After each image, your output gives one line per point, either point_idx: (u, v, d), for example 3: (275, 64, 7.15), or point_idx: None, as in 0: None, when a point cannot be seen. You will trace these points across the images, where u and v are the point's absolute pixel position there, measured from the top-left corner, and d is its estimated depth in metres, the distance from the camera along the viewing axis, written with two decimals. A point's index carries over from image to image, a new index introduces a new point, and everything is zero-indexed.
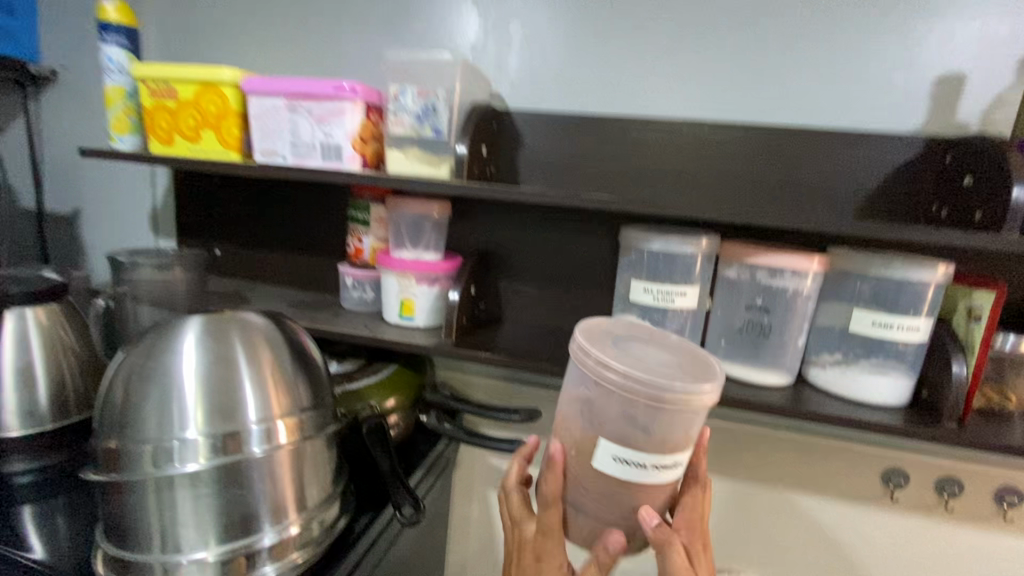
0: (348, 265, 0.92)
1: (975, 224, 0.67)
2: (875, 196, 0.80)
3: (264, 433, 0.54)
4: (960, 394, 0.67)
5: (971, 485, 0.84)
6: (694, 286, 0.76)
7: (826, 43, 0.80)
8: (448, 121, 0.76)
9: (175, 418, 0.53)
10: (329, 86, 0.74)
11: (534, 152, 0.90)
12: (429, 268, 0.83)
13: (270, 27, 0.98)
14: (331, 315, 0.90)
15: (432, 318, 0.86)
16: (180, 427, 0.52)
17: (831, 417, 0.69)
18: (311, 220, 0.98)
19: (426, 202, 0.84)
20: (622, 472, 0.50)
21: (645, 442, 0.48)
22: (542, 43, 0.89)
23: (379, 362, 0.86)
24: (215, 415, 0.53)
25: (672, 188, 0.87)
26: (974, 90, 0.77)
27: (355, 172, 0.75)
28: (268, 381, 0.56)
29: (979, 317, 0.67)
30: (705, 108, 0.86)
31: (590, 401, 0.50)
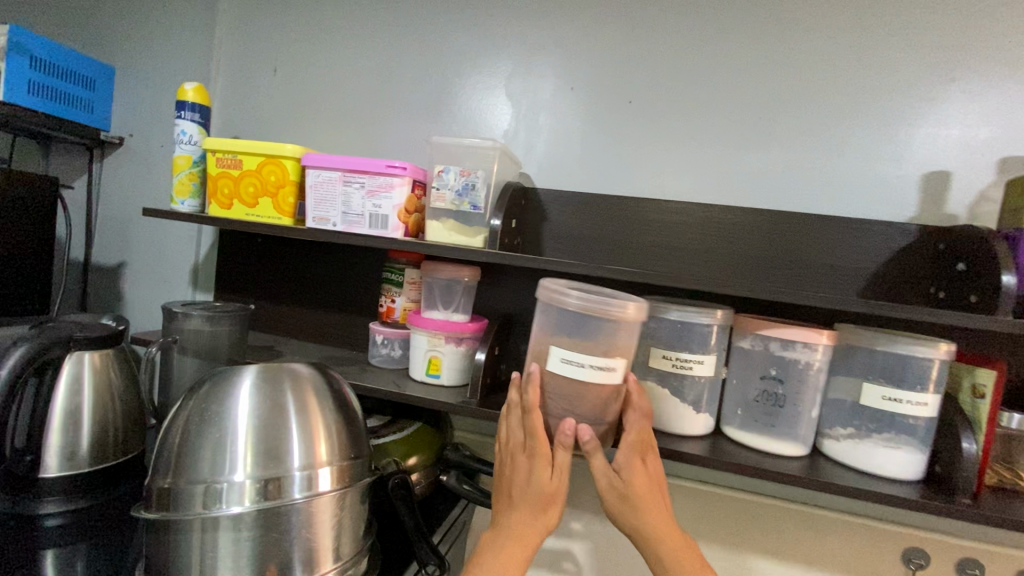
0: (379, 324, 0.97)
1: (971, 306, 0.73)
2: (876, 277, 0.86)
3: (306, 479, 0.57)
4: (972, 470, 0.69)
5: (993, 569, 0.83)
6: (710, 356, 0.80)
7: (822, 141, 0.90)
8: (485, 197, 0.84)
9: (227, 460, 0.56)
10: (381, 163, 0.83)
11: (557, 225, 0.98)
12: (458, 329, 0.88)
13: (324, 110, 1.11)
14: (360, 371, 0.94)
15: (458, 377, 0.90)
16: (230, 470, 0.55)
17: (848, 489, 0.71)
18: (346, 280, 1.04)
19: (457, 268, 0.90)
20: (576, 374, 0.67)
21: (593, 348, 0.67)
22: (568, 132, 1.00)
23: (403, 420, 0.89)
24: (263, 459, 0.56)
25: (686, 263, 0.94)
26: (959, 186, 0.85)
27: (398, 238, 0.83)
28: (314, 429, 0.59)
29: (983, 395, 0.71)
30: (715, 193, 0.94)
31: (558, 322, 0.69)
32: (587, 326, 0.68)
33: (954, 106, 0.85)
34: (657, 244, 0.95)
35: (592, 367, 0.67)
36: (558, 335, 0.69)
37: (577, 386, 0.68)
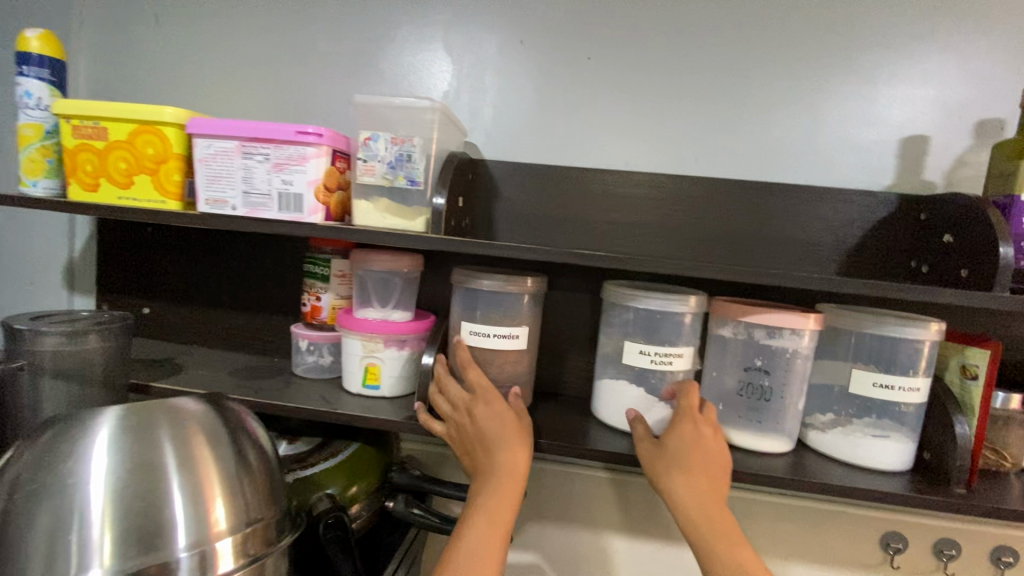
0: (303, 326, 0.81)
1: (961, 281, 0.67)
2: (856, 251, 0.80)
3: (197, 558, 0.43)
4: (966, 457, 0.65)
5: (968, 546, 0.82)
6: (686, 348, 0.69)
7: (798, 103, 0.82)
8: (425, 171, 0.69)
9: (73, 555, 0.41)
10: (289, 129, 0.67)
11: (511, 202, 0.86)
12: (399, 330, 0.74)
13: (221, 66, 0.90)
14: (282, 384, 0.78)
15: (400, 386, 0.76)
16: (79, 567, 0.41)
17: (842, 487, 0.64)
18: (261, 274, 0.87)
19: (394, 257, 0.76)
20: (481, 343, 0.73)
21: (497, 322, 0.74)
22: (519, 92, 0.86)
23: (338, 440, 0.75)
24: (130, 545, 0.41)
25: (656, 242, 0.84)
26: (937, 151, 0.80)
27: (318, 224, 0.67)
28: (206, 490, 0.45)
29: (975, 375, 0.66)
30: (685, 162, 0.84)
31: (465, 303, 0.76)
32: (494, 301, 0.75)
33: (932, 64, 0.79)
34: (624, 222, 0.84)
35: (497, 337, 0.73)
36: (468, 312, 0.75)
37: (489, 354, 0.74)
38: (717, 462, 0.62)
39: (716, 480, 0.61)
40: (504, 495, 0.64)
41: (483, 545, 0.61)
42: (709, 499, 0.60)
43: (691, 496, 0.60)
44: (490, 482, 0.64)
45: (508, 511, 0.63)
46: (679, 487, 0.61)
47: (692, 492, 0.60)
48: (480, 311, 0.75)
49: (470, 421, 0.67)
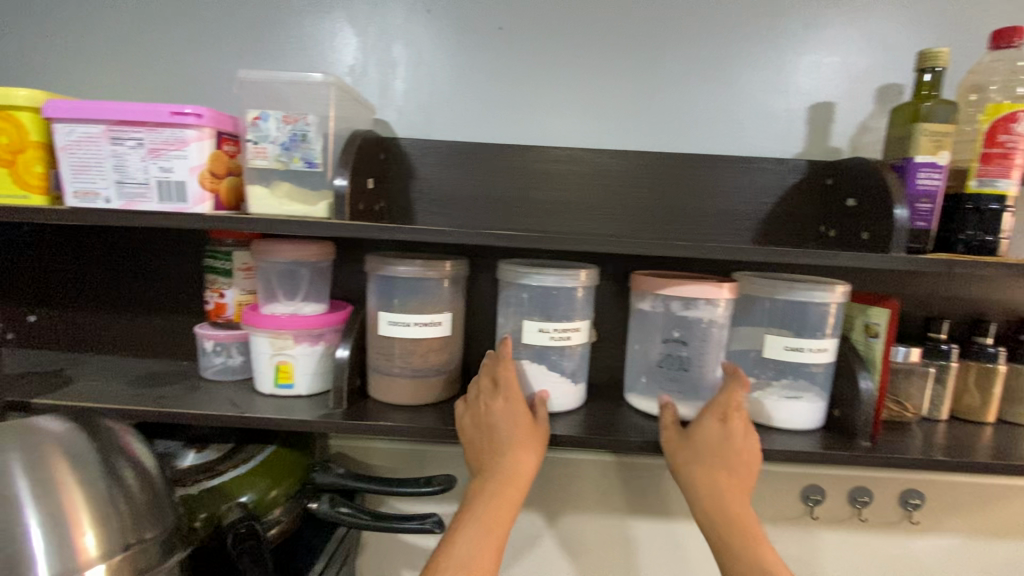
0: (207, 326, 0.76)
1: (863, 243, 0.70)
2: (770, 219, 0.81)
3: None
4: (869, 410, 0.68)
5: (880, 493, 0.87)
6: (583, 322, 0.71)
7: (712, 72, 0.82)
8: (323, 152, 0.65)
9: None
10: (163, 110, 0.60)
11: (428, 183, 0.82)
12: (310, 324, 0.70)
13: (92, 41, 0.81)
14: (187, 389, 0.72)
15: (317, 382, 0.73)
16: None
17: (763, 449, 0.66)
18: (159, 272, 0.80)
19: (300, 247, 0.71)
20: (399, 332, 0.69)
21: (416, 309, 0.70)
22: (430, 66, 0.82)
23: (251, 445, 0.70)
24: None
25: (578, 218, 0.83)
26: (842, 117, 0.82)
27: (205, 214, 0.61)
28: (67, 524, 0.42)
29: (876, 333, 0.69)
30: (603, 136, 0.83)
31: (382, 290, 0.71)
32: (414, 288, 0.71)
33: (836, 31, 0.80)
34: (545, 200, 0.82)
35: (419, 326, 0.69)
36: (386, 300, 0.71)
37: (408, 345, 0.70)
38: (744, 458, 0.63)
39: (740, 475, 0.63)
40: (503, 499, 0.62)
41: (481, 545, 0.60)
42: (727, 491, 0.62)
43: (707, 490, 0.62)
44: (494, 481, 0.63)
45: (508, 516, 0.62)
46: (697, 483, 0.63)
47: (709, 488, 0.62)
48: (398, 299, 0.71)
49: (483, 419, 0.65)
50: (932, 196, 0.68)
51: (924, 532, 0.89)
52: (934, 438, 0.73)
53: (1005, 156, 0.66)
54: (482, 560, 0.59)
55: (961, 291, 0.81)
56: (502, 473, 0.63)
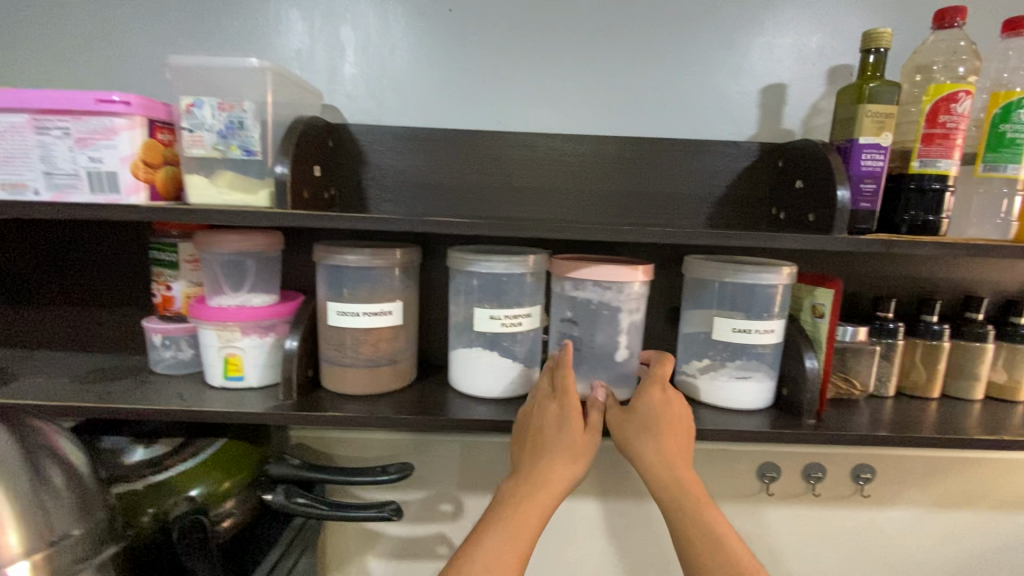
0: (155, 320, 0.74)
1: (809, 224, 0.70)
2: (723, 202, 0.82)
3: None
4: (815, 388, 0.69)
5: (833, 468, 0.90)
6: (533, 307, 0.71)
7: (665, 54, 0.81)
8: (262, 139, 0.63)
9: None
10: (89, 98, 0.58)
11: (380, 170, 0.80)
12: (259, 315, 0.69)
13: (23, 24, 0.77)
14: (135, 384, 0.71)
15: (269, 374, 0.72)
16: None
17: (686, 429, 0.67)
18: (104, 265, 0.78)
19: (245, 237, 0.69)
20: (348, 322, 0.68)
21: (366, 299, 0.69)
22: (380, 50, 0.80)
23: (201, 439, 0.70)
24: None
25: (534, 204, 0.82)
26: (795, 99, 0.82)
27: (140, 205, 0.59)
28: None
29: (822, 314, 0.70)
30: (557, 120, 0.83)
31: (331, 280, 0.70)
32: (363, 277, 0.70)
33: (788, 12, 0.80)
34: (500, 186, 0.82)
35: (368, 315, 0.68)
36: (336, 290, 0.70)
37: (359, 335, 0.70)
38: (683, 425, 0.66)
39: (680, 439, 0.65)
40: (533, 507, 0.61)
41: (506, 544, 0.58)
42: (674, 454, 0.64)
43: (657, 454, 0.64)
44: (528, 480, 0.62)
45: (535, 518, 0.60)
46: (646, 454, 0.64)
47: (660, 457, 0.64)
48: (348, 289, 0.70)
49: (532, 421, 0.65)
50: (875, 177, 0.69)
51: (875, 505, 0.91)
52: (880, 414, 0.75)
53: (946, 136, 0.67)
54: (506, 553, 0.58)
55: (910, 270, 0.83)
56: (538, 479, 0.62)
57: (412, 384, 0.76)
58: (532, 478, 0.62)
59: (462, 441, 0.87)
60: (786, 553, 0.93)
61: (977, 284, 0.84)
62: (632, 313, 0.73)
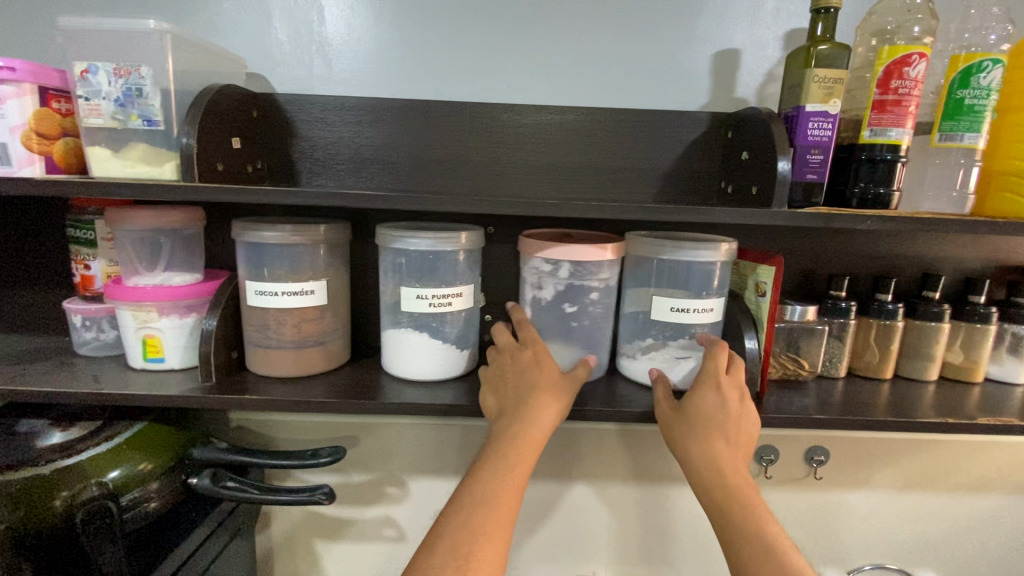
0: (75, 300, 0.72)
1: (753, 198, 0.67)
2: (672, 176, 0.78)
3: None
4: (756, 369, 0.66)
5: (785, 451, 0.88)
6: (464, 286, 0.69)
7: (612, 19, 0.77)
8: (164, 108, 0.60)
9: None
10: None
11: (311, 143, 0.77)
12: (175, 295, 0.66)
13: None
14: (52, 366, 0.69)
15: (191, 355, 0.70)
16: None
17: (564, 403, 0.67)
18: (23, 243, 0.75)
19: (159, 213, 0.66)
20: (268, 302, 0.66)
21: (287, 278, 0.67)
22: (308, 15, 0.76)
23: (120, 423, 0.68)
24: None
25: (474, 179, 0.79)
26: (749, 66, 0.77)
27: (31, 178, 0.56)
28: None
29: (764, 292, 0.67)
30: (498, 90, 0.78)
31: (252, 258, 0.68)
32: (285, 255, 0.68)
33: None
34: (437, 159, 0.78)
35: (288, 295, 0.66)
36: (257, 269, 0.67)
37: (281, 315, 0.67)
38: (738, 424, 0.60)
39: (736, 441, 0.60)
40: (526, 450, 0.58)
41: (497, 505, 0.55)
42: (722, 453, 0.59)
43: (705, 453, 0.59)
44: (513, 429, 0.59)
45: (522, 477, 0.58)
46: (699, 452, 0.59)
47: (707, 455, 0.59)
48: (269, 267, 0.68)
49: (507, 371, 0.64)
50: (822, 147, 0.65)
51: (828, 487, 0.90)
52: (827, 396, 0.73)
53: (898, 103, 0.62)
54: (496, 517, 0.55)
55: (867, 247, 0.79)
56: (525, 420, 0.59)
57: (343, 366, 0.73)
58: (523, 422, 0.59)
59: (404, 423, 0.86)
60: None
61: (937, 262, 0.80)
62: (545, 294, 0.70)
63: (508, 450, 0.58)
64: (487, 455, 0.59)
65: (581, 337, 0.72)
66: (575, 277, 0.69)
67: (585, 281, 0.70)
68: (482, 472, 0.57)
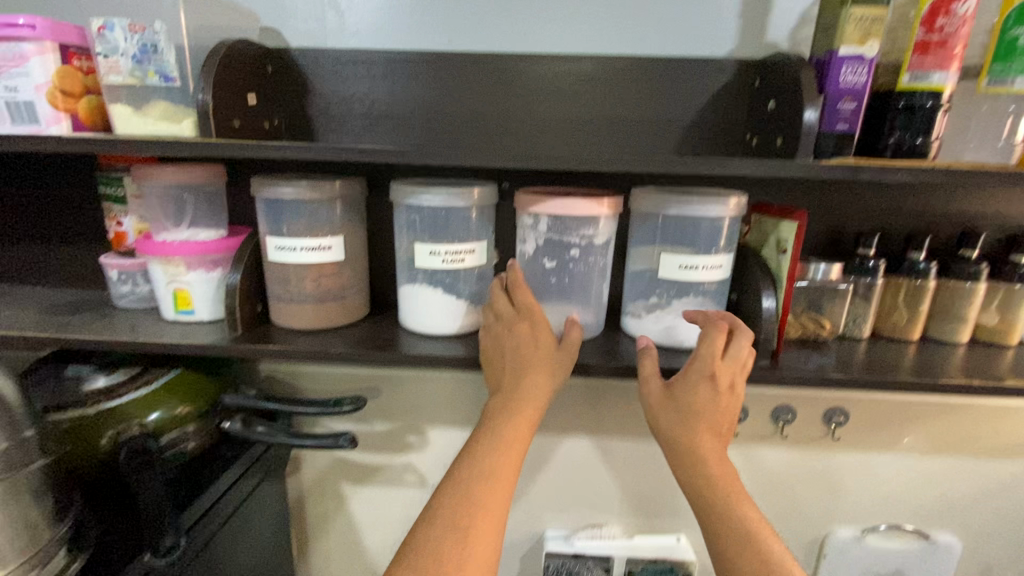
0: (111, 255, 0.75)
1: (777, 150, 0.64)
2: (694, 128, 0.75)
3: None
4: (771, 328, 0.65)
5: (803, 411, 0.87)
6: (478, 241, 0.69)
7: None
8: (179, 64, 0.60)
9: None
10: None
11: (326, 99, 0.77)
12: (201, 250, 0.69)
13: None
14: (94, 316, 0.73)
15: (219, 307, 0.73)
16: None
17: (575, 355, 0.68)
18: (61, 199, 0.78)
19: (182, 169, 0.68)
20: (288, 258, 0.68)
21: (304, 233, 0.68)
22: None
23: (157, 368, 0.72)
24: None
25: (489, 134, 0.77)
26: (781, 7, 0.72)
27: (60, 135, 0.58)
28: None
29: (785, 249, 0.65)
30: (514, 40, 0.76)
31: (271, 214, 0.69)
32: (303, 211, 0.69)
33: None
34: (450, 113, 0.77)
35: (306, 251, 0.67)
36: (276, 225, 0.69)
37: (300, 270, 0.69)
38: (722, 410, 0.62)
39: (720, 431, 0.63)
40: (515, 439, 0.61)
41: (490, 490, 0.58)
42: (708, 446, 0.61)
43: (692, 446, 0.61)
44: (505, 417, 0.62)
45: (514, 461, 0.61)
46: (687, 445, 0.62)
47: (692, 448, 0.62)
48: (287, 224, 0.69)
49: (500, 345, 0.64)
50: (856, 94, 0.61)
51: (845, 448, 0.89)
52: (847, 356, 0.71)
53: (942, 44, 0.58)
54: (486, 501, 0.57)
55: (902, 203, 0.75)
56: (514, 409, 0.62)
57: (362, 320, 0.76)
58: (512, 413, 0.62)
59: (423, 376, 0.88)
60: (751, 491, 0.92)
61: (978, 219, 0.76)
62: (527, 248, 0.71)
63: (499, 439, 0.61)
64: (480, 439, 0.62)
65: (569, 291, 0.73)
66: (555, 232, 0.70)
67: (565, 238, 0.70)
68: (479, 447, 0.60)
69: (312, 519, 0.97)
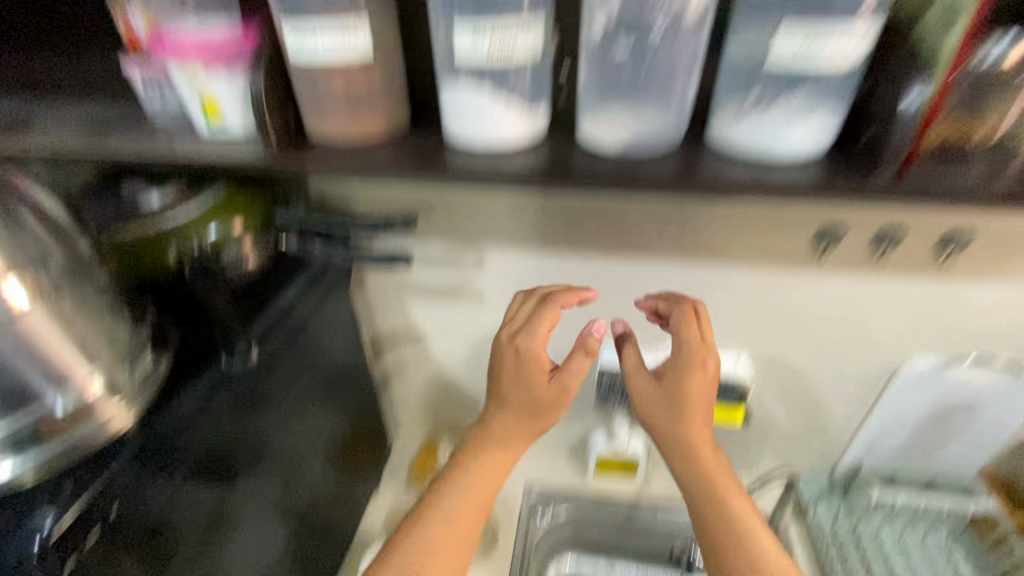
0: (130, 59, 0.67)
1: None
2: None
3: (66, 393, 0.53)
4: (909, 131, 0.52)
5: (912, 234, 0.75)
6: (537, 18, 0.56)
7: None
8: None
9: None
10: None
11: None
12: (215, 49, 0.60)
13: None
14: (134, 132, 0.70)
15: (250, 119, 0.65)
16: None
17: (619, 177, 0.57)
18: None
19: None
20: (304, 51, 0.57)
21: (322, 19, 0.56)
22: None
23: (205, 185, 0.70)
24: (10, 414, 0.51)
25: None
26: None
27: None
28: (53, 356, 0.51)
29: (961, 14, 0.46)
30: None
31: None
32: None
33: None
34: None
35: (329, 45, 0.57)
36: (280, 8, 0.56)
37: (328, 70, 0.59)
38: (704, 401, 0.67)
39: (703, 416, 0.67)
40: (498, 463, 0.69)
41: (467, 487, 0.68)
42: (696, 422, 0.66)
43: (676, 438, 0.66)
44: (489, 442, 0.69)
45: (507, 462, 0.69)
46: (682, 437, 0.66)
47: (682, 440, 0.66)
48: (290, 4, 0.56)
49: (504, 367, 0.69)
50: None
51: (951, 275, 0.79)
52: (1000, 169, 0.56)
53: None
54: (462, 499, 0.67)
55: None
56: (491, 440, 0.69)
57: (405, 131, 0.68)
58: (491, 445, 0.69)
59: (477, 193, 0.83)
60: (829, 320, 0.86)
61: None
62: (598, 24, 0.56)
63: (479, 454, 0.69)
64: (467, 454, 0.70)
65: (642, 83, 0.59)
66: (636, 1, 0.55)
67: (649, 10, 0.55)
68: (480, 448, 0.69)
69: (382, 330, 1.04)
